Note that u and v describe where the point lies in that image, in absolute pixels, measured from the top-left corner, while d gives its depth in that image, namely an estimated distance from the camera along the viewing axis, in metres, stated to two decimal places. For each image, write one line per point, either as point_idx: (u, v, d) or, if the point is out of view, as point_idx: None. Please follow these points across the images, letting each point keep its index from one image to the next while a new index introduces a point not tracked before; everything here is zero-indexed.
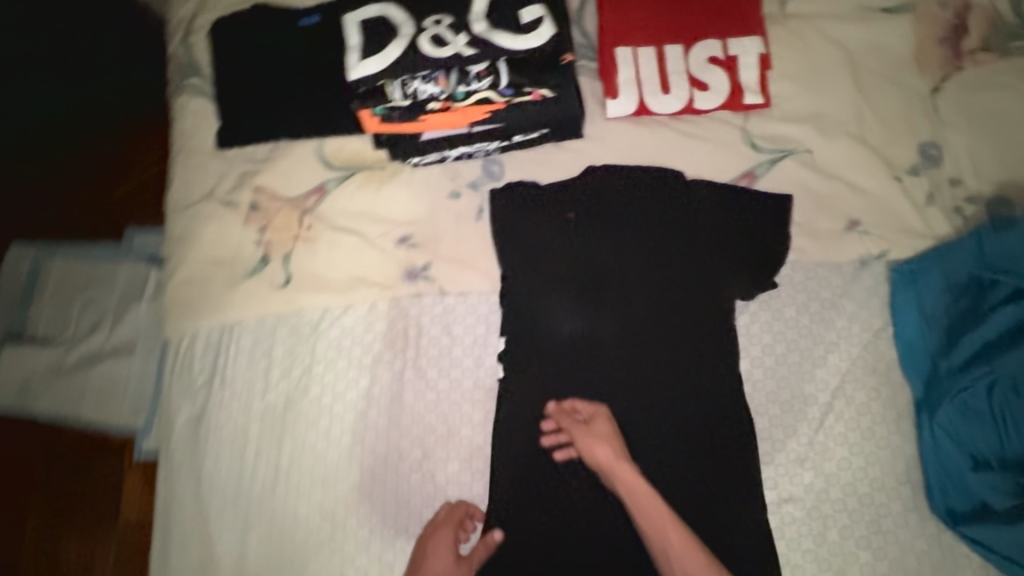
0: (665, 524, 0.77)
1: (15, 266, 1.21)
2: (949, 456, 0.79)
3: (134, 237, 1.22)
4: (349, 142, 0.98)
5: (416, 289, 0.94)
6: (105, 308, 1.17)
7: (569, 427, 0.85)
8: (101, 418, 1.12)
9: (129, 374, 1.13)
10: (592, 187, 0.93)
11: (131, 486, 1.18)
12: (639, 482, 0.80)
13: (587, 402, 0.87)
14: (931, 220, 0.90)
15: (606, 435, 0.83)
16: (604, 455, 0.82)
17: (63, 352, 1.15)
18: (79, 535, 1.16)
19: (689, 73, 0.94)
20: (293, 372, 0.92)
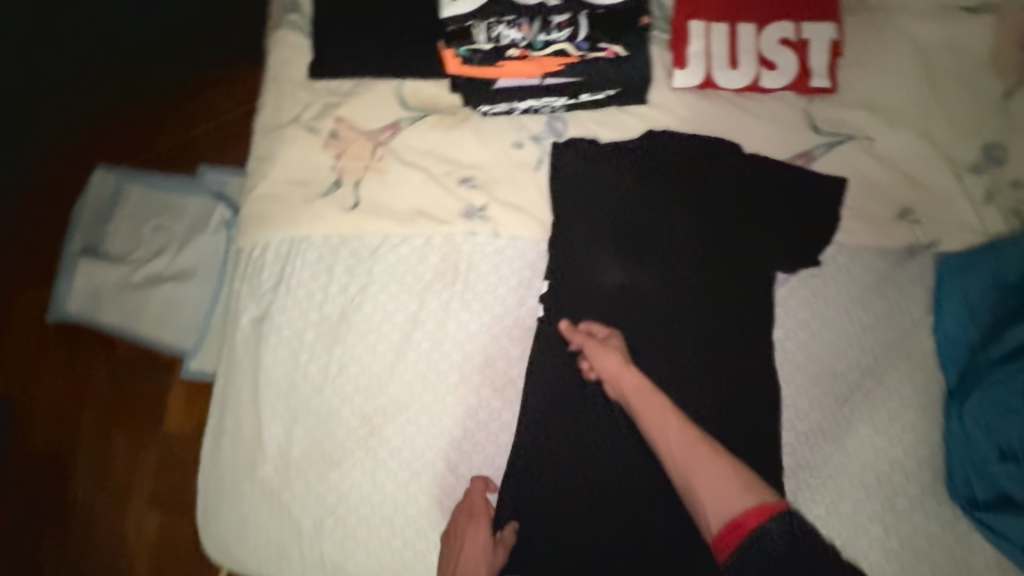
0: (665, 417, 0.77)
1: (98, 188, 1.36)
2: (976, 446, 0.80)
3: (207, 175, 1.37)
4: (427, 86, 1.05)
5: (471, 227, 1.00)
6: (172, 235, 1.33)
7: (582, 341, 0.86)
8: (159, 329, 1.29)
9: (188, 295, 1.31)
10: (651, 148, 0.97)
11: (174, 402, 1.31)
12: (644, 385, 0.80)
13: (603, 325, 0.89)
14: (988, 219, 0.90)
15: (616, 350, 0.85)
16: (614, 365, 0.83)
17: (131, 270, 1.31)
18: (127, 436, 1.29)
19: (760, 51, 0.97)
20: (350, 288, 1.00)
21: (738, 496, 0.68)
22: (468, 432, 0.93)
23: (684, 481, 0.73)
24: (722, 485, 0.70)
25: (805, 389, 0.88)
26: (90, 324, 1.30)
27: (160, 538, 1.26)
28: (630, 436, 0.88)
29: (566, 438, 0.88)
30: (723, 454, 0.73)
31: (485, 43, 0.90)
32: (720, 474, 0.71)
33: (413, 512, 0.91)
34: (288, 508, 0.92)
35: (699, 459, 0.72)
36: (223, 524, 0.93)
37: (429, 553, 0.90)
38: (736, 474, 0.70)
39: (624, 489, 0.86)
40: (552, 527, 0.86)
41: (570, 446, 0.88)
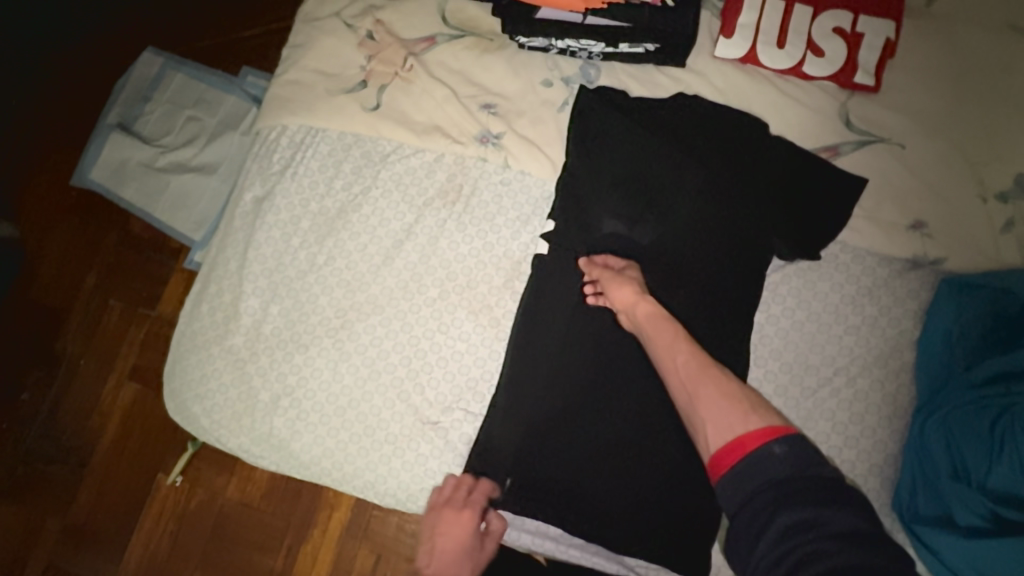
0: (675, 342, 0.79)
1: (145, 67, 1.34)
2: (931, 462, 0.81)
3: (248, 76, 1.33)
4: (469, 7, 1.05)
5: (483, 153, 1.00)
6: (204, 127, 1.29)
7: (599, 272, 0.88)
8: (170, 219, 1.26)
9: (207, 189, 1.26)
10: (677, 109, 0.95)
11: (173, 287, 1.31)
12: (658, 312, 0.81)
13: (620, 258, 0.90)
14: (1002, 248, 0.87)
15: (633, 281, 0.85)
16: (629, 294, 0.84)
17: (159, 152, 1.28)
18: (122, 307, 1.30)
19: (811, 35, 0.94)
20: (353, 187, 1.01)
21: (744, 421, 0.71)
22: (436, 345, 0.95)
23: (688, 402, 0.76)
24: (727, 408, 0.72)
25: (775, 375, 0.87)
26: (109, 197, 1.29)
27: (132, 411, 1.26)
28: (592, 381, 0.91)
29: (535, 374, 0.91)
30: (731, 380, 0.75)
31: None
32: (727, 397, 0.73)
33: (365, 409, 0.94)
34: (250, 378, 0.97)
35: (706, 383, 0.75)
36: (186, 377, 0.99)
37: (373, 452, 0.94)
38: (744, 400, 0.73)
39: (577, 426, 0.90)
40: (506, 452, 0.91)
41: (535, 380, 0.91)
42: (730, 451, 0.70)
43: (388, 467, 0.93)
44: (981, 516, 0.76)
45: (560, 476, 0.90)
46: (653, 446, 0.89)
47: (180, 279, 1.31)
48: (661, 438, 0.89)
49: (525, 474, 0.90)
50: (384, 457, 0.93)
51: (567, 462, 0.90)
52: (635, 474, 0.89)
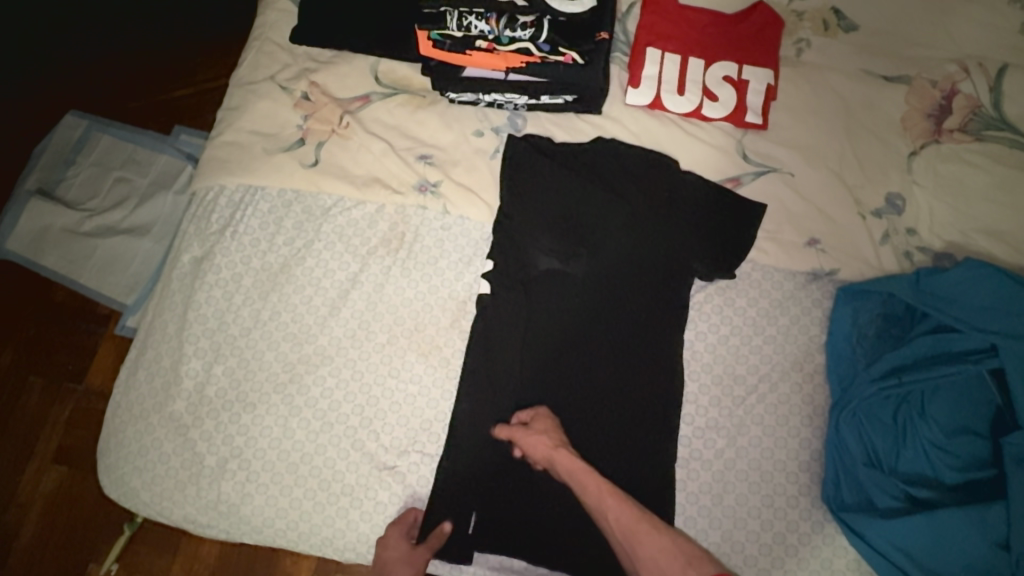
0: (603, 499, 0.82)
1: (68, 131, 1.32)
2: (849, 453, 0.90)
3: (180, 135, 1.33)
4: (400, 67, 1.12)
5: (422, 201, 1.05)
6: (134, 189, 1.27)
7: (511, 431, 0.90)
8: (99, 285, 1.22)
9: (140, 251, 1.23)
10: (597, 152, 1.05)
11: (104, 356, 1.24)
12: (578, 462, 0.85)
13: (526, 408, 0.92)
14: (883, 256, 1.00)
15: (546, 430, 0.88)
16: (546, 448, 0.86)
17: (84, 217, 1.24)
18: (48, 382, 1.22)
19: (706, 83, 1.07)
20: (295, 242, 1.03)
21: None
22: (387, 391, 0.96)
23: (628, 556, 0.79)
24: (668, 564, 0.76)
25: (708, 387, 0.95)
26: (32, 268, 1.24)
27: (59, 496, 1.17)
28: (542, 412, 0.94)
29: (486, 411, 0.94)
30: (663, 529, 0.79)
31: (455, 30, 0.98)
32: (665, 551, 0.77)
33: (319, 462, 0.93)
34: (194, 444, 0.94)
35: (641, 538, 0.78)
36: (124, 448, 0.94)
37: (329, 506, 0.92)
38: (681, 552, 0.76)
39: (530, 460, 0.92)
40: (465, 490, 0.92)
41: (487, 417, 0.94)
42: None
43: (346, 519, 0.92)
44: (896, 497, 0.86)
45: (519, 508, 0.92)
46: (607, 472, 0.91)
47: (112, 348, 1.24)
48: (614, 462, 0.91)
49: (484, 510, 0.92)
50: (341, 510, 0.92)
51: (524, 493, 0.92)
52: None
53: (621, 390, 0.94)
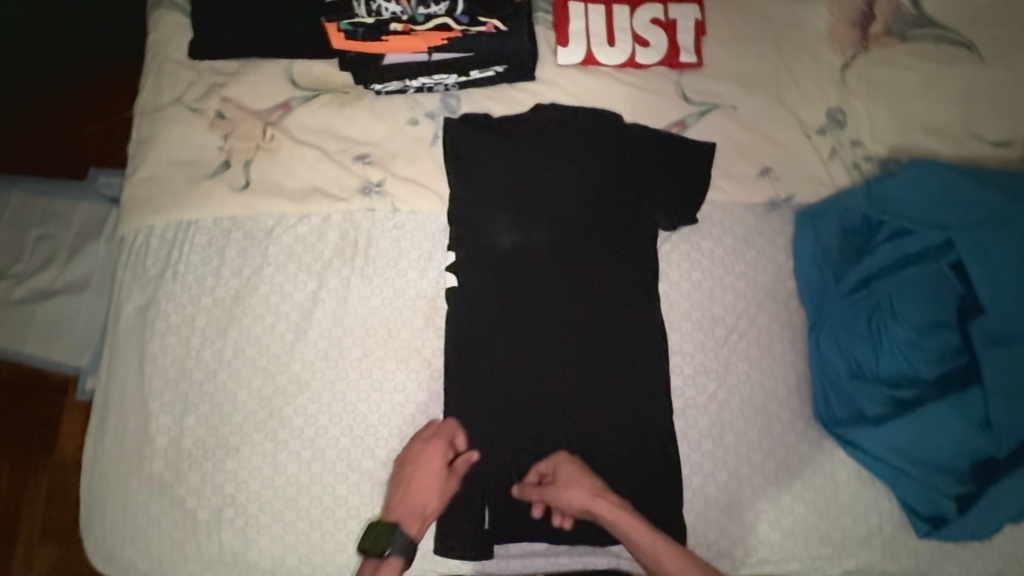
0: (659, 549, 0.79)
1: None
2: (833, 368, 0.92)
3: (98, 177, 1.22)
4: (316, 65, 1.04)
5: (369, 203, 1.00)
6: (60, 243, 1.17)
7: (540, 494, 0.87)
8: (44, 353, 1.13)
9: (82, 308, 1.14)
10: (538, 120, 1.01)
11: (70, 424, 1.17)
12: (624, 513, 0.82)
13: (547, 459, 0.89)
14: (833, 172, 1.02)
15: (577, 482, 0.85)
16: (583, 496, 0.83)
17: (12, 284, 1.14)
18: (12, 465, 1.14)
19: (634, 30, 1.04)
20: (244, 271, 0.97)
21: None
22: (374, 405, 0.93)
23: None
24: None
25: (690, 334, 0.95)
26: None
27: None
28: (534, 394, 0.92)
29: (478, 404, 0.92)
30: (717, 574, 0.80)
31: (365, 15, 0.90)
32: None
33: (318, 491, 0.90)
34: (182, 500, 0.89)
35: None
36: (108, 520, 0.89)
37: (338, 532, 0.89)
38: None
39: (531, 442, 0.91)
40: (474, 486, 0.91)
41: (480, 409, 0.92)
42: None
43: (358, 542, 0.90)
44: (882, 403, 0.89)
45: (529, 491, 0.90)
46: (607, 439, 0.91)
47: (77, 414, 1.17)
48: (613, 427, 0.91)
49: (497, 501, 0.91)
50: (351, 533, 0.89)
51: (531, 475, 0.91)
52: (600, 471, 0.90)
53: (607, 356, 0.93)
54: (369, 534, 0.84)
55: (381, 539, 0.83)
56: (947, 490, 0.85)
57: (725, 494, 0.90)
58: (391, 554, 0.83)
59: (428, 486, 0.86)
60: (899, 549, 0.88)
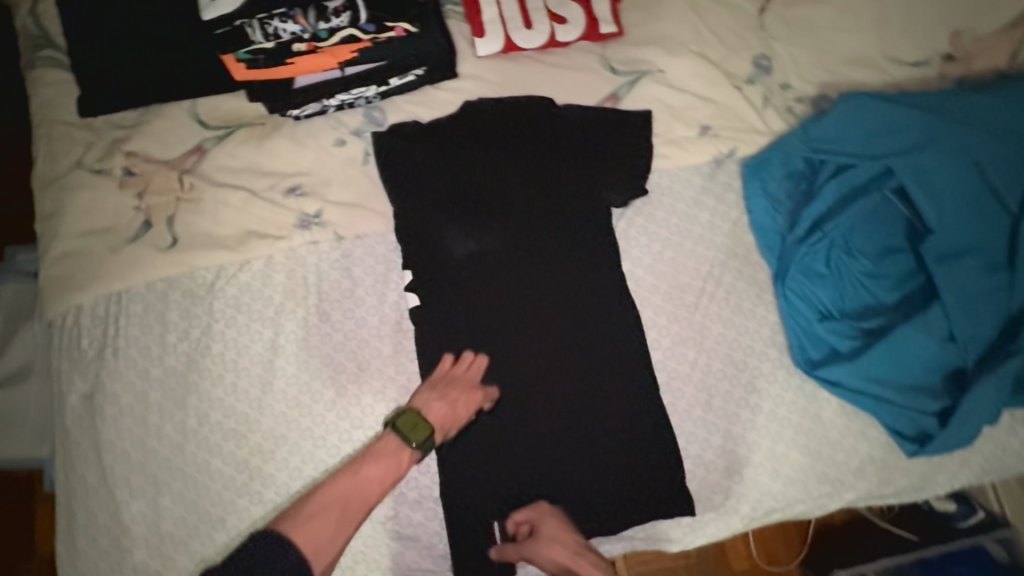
0: None
1: None
2: (803, 312, 0.92)
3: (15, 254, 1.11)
4: (223, 100, 0.97)
5: (310, 236, 0.95)
6: None
7: (520, 555, 0.84)
8: None
9: (29, 397, 1.04)
10: (469, 118, 0.98)
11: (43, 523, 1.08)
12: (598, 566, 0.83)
13: (523, 510, 0.86)
14: (769, 119, 1.02)
15: (556, 539, 0.83)
16: (564, 552, 0.83)
17: None
18: None
19: (549, 8, 1.01)
20: (191, 333, 0.91)
21: None
22: (358, 444, 0.89)
23: None
24: None
25: (661, 306, 0.95)
26: None
27: None
28: (519, 397, 0.90)
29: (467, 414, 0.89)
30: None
31: (263, 41, 0.83)
32: None
33: None
34: None
35: None
36: None
37: None
38: None
39: (525, 447, 0.88)
40: (482, 503, 0.87)
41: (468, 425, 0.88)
42: None
43: None
44: (853, 337, 0.90)
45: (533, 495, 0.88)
46: (600, 428, 0.89)
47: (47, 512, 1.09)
48: (605, 414, 0.90)
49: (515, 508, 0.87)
50: None
51: (533, 477, 0.88)
52: (599, 460, 0.89)
53: (584, 345, 0.91)
54: (410, 418, 0.81)
55: (418, 427, 0.81)
56: (927, 406, 0.87)
57: (722, 456, 0.91)
58: (411, 449, 0.81)
59: (465, 416, 0.86)
60: (892, 471, 0.91)
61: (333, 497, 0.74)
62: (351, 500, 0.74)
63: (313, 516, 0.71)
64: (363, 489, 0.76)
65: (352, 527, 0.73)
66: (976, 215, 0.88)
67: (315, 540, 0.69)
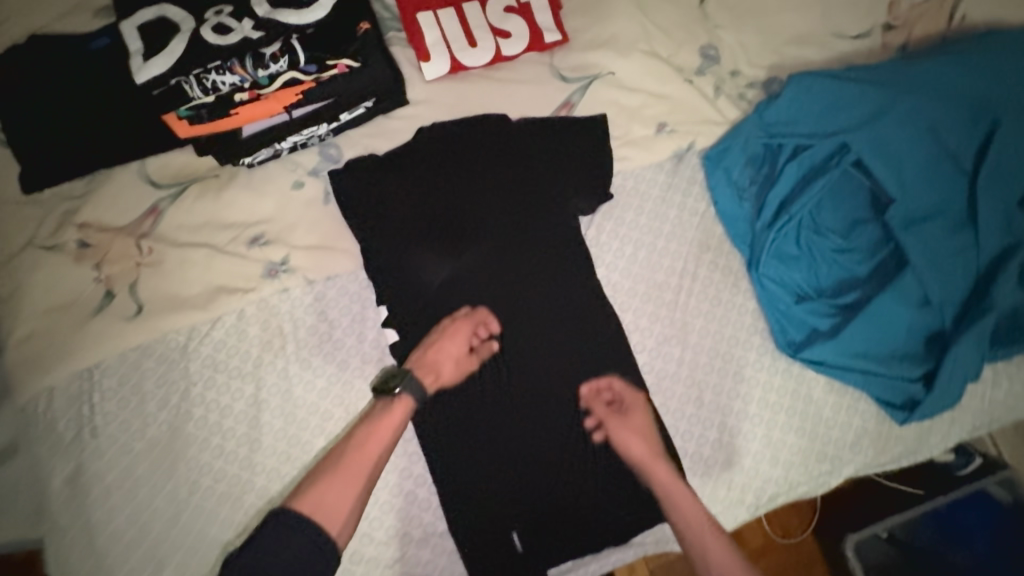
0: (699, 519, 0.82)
1: None
2: (779, 297, 0.92)
3: None
4: (173, 157, 0.95)
5: (280, 284, 0.93)
6: None
7: (605, 417, 0.87)
8: None
9: None
10: (425, 144, 0.97)
11: None
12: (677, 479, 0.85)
13: (626, 389, 0.90)
14: (723, 108, 1.03)
15: (641, 432, 0.87)
16: (641, 450, 0.86)
17: None
18: None
19: (491, 24, 1.01)
20: (171, 401, 0.89)
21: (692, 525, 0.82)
22: None
23: None
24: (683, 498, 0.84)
25: (642, 308, 0.94)
26: None
27: None
28: (512, 417, 0.89)
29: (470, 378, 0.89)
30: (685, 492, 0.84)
31: (204, 95, 0.81)
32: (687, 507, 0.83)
33: None
34: None
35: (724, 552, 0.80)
36: None
37: None
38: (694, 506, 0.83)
39: (526, 468, 0.87)
40: (490, 530, 0.86)
41: (465, 454, 0.87)
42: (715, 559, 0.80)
43: None
44: (830, 314, 0.91)
45: (539, 514, 0.87)
46: (597, 437, 0.89)
47: None
48: (599, 423, 0.89)
49: (526, 526, 0.86)
50: None
51: (537, 497, 0.87)
52: (600, 469, 0.89)
53: (570, 357, 0.91)
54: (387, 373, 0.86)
55: (396, 375, 0.85)
56: (910, 373, 0.88)
57: (721, 449, 0.91)
58: (401, 397, 0.84)
59: (459, 345, 0.88)
60: (887, 439, 0.92)
61: (340, 462, 0.79)
62: (354, 463, 0.79)
63: (322, 485, 0.77)
64: (362, 455, 0.80)
65: (362, 485, 0.79)
66: (935, 180, 0.89)
67: (327, 507, 0.75)
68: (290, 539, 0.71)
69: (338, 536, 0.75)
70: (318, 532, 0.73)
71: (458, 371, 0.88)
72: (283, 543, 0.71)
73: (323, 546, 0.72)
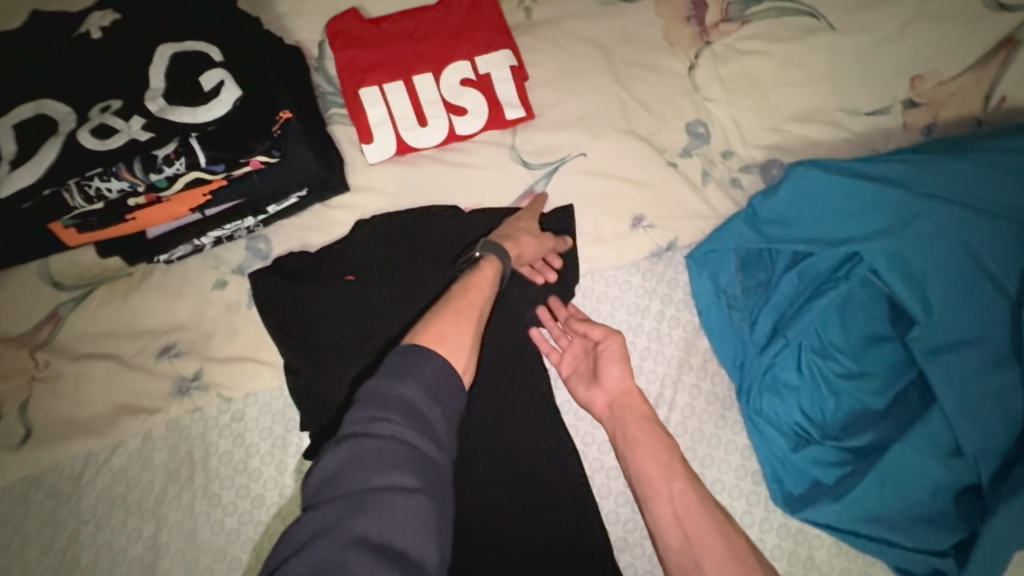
0: (670, 464, 0.62)
1: None
2: (775, 438, 0.77)
3: None
4: (79, 255, 0.84)
5: (191, 404, 0.81)
6: None
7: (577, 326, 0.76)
8: None
9: None
10: (362, 241, 0.84)
11: None
12: (643, 420, 0.66)
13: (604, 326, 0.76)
14: (712, 198, 0.88)
15: (617, 358, 0.72)
16: (617, 379, 0.71)
17: None
18: None
19: (444, 100, 0.88)
20: (57, 543, 0.76)
21: (664, 481, 0.61)
22: None
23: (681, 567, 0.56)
24: (651, 451, 0.63)
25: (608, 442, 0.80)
26: None
27: None
28: None
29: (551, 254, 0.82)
30: (665, 438, 0.65)
31: (88, 204, 0.71)
32: (660, 462, 0.62)
33: None
34: None
35: (705, 526, 0.57)
36: None
37: None
38: (669, 456, 0.63)
39: None
40: None
41: None
42: (685, 527, 0.57)
43: None
44: (836, 463, 0.75)
45: None
46: None
47: None
48: None
49: None
50: None
51: None
52: None
53: (539, 516, 0.68)
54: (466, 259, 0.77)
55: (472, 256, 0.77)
56: (937, 542, 0.71)
57: None
58: (489, 262, 0.72)
59: (530, 223, 0.81)
60: None
61: (446, 302, 0.65)
62: (459, 305, 0.64)
63: (435, 320, 0.62)
64: (466, 303, 0.65)
65: (476, 330, 0.63)
66: (968, 302, 0.72)
67: (451, 341, 0.59)
68: (415, 366, 0.53)
69: (462, 378, 0.58)
70: (450, 371, 0.55)
71: (539, 247, 0.79)
72: (411, 371, 0.53)
73: (452, 382, 0.55)
